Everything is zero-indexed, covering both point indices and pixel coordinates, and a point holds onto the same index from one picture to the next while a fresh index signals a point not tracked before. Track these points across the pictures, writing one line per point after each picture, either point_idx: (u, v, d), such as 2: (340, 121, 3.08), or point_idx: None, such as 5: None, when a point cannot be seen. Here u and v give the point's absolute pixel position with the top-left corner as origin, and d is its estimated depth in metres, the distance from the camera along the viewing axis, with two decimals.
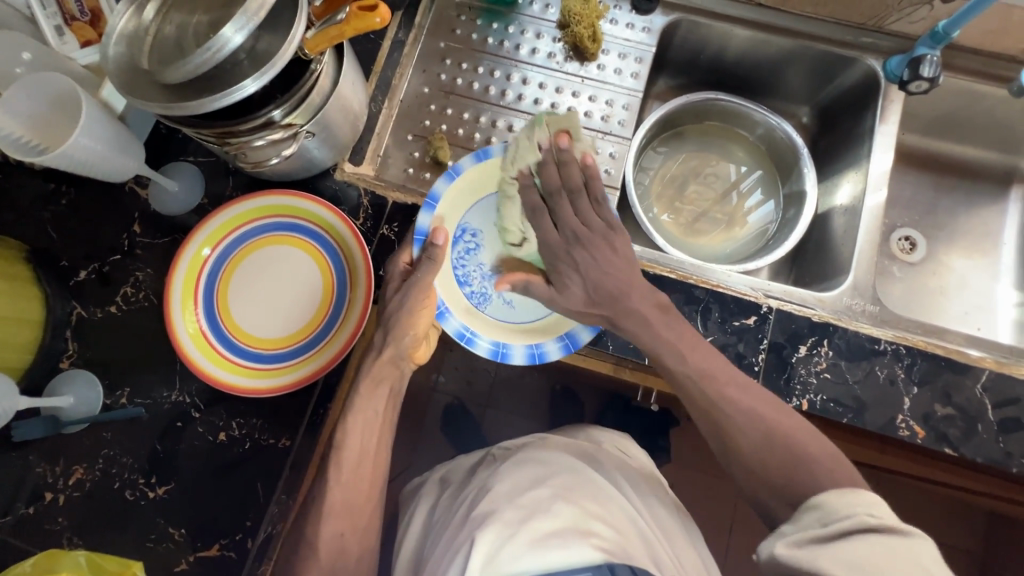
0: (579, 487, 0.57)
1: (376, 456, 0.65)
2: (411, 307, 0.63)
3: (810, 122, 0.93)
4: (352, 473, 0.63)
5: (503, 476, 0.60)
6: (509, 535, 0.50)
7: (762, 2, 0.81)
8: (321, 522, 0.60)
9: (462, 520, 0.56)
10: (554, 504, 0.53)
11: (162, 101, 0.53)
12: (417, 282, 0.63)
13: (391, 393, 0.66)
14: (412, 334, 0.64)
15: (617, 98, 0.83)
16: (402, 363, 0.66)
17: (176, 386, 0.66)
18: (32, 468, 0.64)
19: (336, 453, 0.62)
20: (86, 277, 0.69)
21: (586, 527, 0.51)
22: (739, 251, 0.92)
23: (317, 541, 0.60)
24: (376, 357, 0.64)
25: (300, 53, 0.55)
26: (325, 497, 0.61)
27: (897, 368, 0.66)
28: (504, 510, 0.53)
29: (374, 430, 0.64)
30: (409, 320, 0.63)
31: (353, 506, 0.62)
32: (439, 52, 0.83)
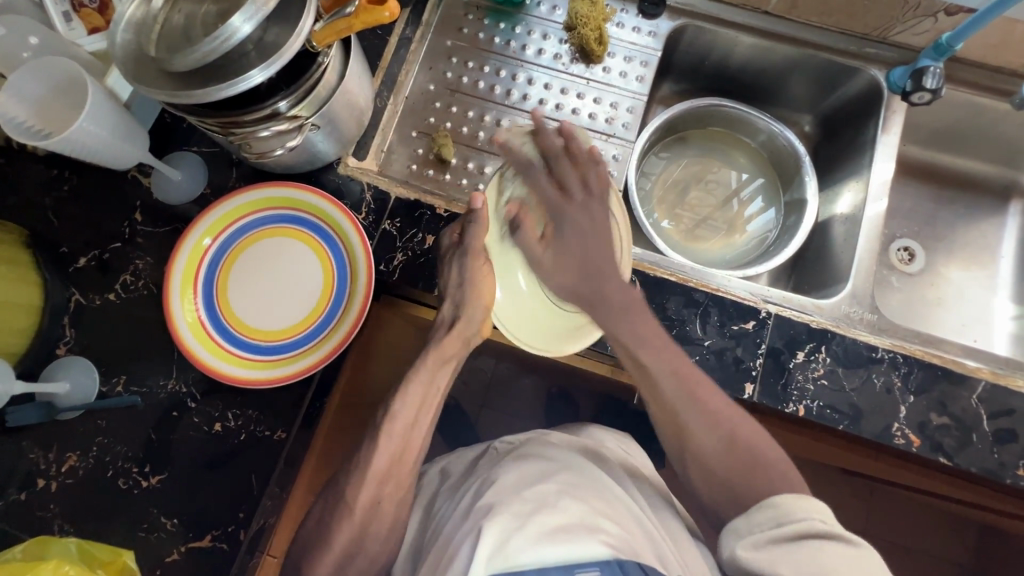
0: (584, 484, 0.57)
1: (426, 423, 0.62)
2: (471, 277, 0.64)
3: (812, 131, 0.94)
4: (401, 441, 0.60)
5: (508, 470, 0.60)
6: (518, 526, 0.49)
7: (768, 9, 0.82)
8: (361, 486, 0.58)
9: (461, 516, 0.56)
10: (561, 500, 0.53)
11: (168, 89, 0.53)
12: (471, 250, 0.63)
13: (455, 369, 0.65)
14: (481, 301, 0.64)
15: (622, 101, 0.83)
16: (473, 339, 0.65)
17: (172, 375, 0.66)
18: (25, 454, 0.64)
19: (384, 419, 0.60)
20: (85, 264, 0.69)
21: (595, 524, 0.50)
22: (739, 257, 0.92)
23: (356, 500, 0.58)
24: (449, 330, 0.63)
25: (307, 46, 0.56)
26: (370, 461, 0.59)
27: (894, 377, 0.66)
28: (512, 503, 0.52)
29: (431, 404, 0.62)
30: (475, 290, 0.64)
31: (396, 474, 0.60)
32: (445, 50, 0.83)
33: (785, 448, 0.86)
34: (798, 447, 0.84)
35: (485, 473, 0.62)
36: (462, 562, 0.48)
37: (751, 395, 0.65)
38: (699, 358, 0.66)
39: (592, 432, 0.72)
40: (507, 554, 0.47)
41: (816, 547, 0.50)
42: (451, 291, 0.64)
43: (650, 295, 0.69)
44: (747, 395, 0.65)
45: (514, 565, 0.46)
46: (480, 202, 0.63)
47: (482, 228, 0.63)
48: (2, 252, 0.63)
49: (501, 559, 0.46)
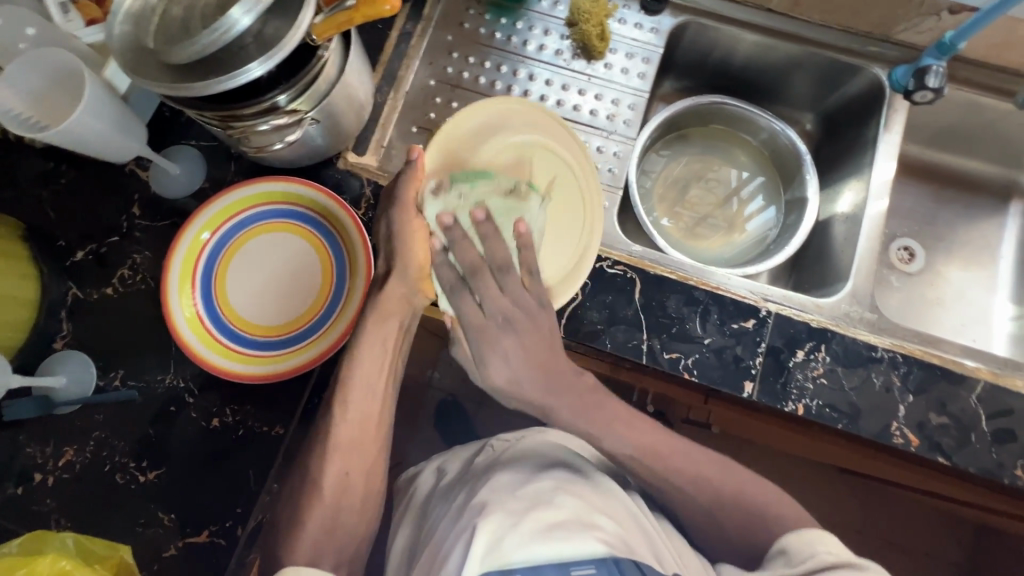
0: (580, 481, 0.57)
1: (385, 397, 0.64)
2: (400, 229, 0.61)
3: (813, 130, 0.93)
4: (360, 413, 0.62)
5: (504, 468, 0.60)
6: (513, 523, 0.49)
7: (771, 7, 0.82)
8: (326, 459, 0.60)
9: (458, 512, 0.56)
10: (556, 496, 0.52)
11: (165, 81, 0.53)
12: (399, 203, 0.61)
13: (404, 329, 0.64)
14: (415, 263, 0.62)
15: (623, 97, 0.83)
16: (413, 298, 0.63)
17: (170, 370, 0.66)
18: (22, 448, 0.63)
19: (342, 390, 0.61)
20: (82, 258, 0.68)
21: (590, 521, 0.50)
22: (738, 256, 0.92)
23: (322, 476, 0.60)
24: (383, 290, 0.62)
25: (308, 40, 0.56)
26: (331, 432, 0.61)
27: (894, 376, 0.66)
28: (507, 501, 0.52)
29: (379, 371, 0.62)
30: (404, 251, 0.61)
31: (361, 445, 0.62)
32: (446, 45, 0.82)
33: (783, 447, 0.86)
34: (796, 446, 0.85)
35: (482, 469, 0.62)
36: (456, 562, 0.47)
37: (750, 394, 0.65)
38: (699, 357, 0.66)
39: None
40: (500, 551, 0.46)
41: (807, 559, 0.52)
42: (381, 246, 0.63)
43: (650, 293, 0.69)
44: (746, 394, 0.65)
45: (506, 563, 0.46)
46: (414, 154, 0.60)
47: (412, 179, 0.61)
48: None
49: (494, 556, 0.46)
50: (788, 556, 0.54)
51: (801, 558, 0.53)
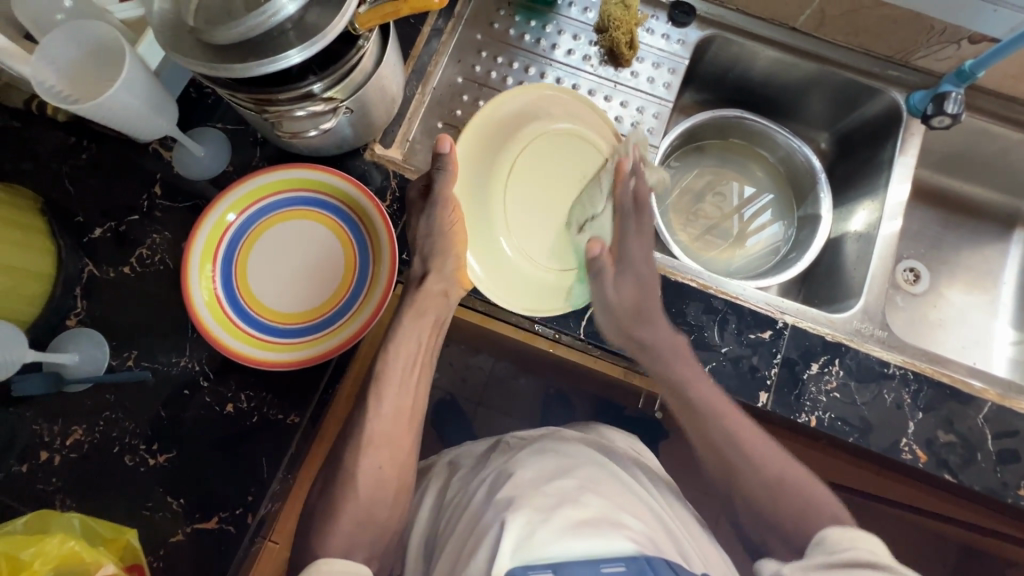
0: (604, 480, 0.57)
1: (416, 386, 0.65)
2: (440, 226, 0.66)
3: (827, 149, 0.95)
4: (394, 403, 0.63)
5: (525, 464, 0.59)
6: (543, 519, 0.49)
7: (797, 26, 0.83)
8: (362, 453, 0.60)
9: (478, 508, 0.56)
10: (584, 496, 0.53)
11: (204, 61, 0.53)
12: (441, 200, 0.65)
13: (438, 322, 0.68)
14: (455, 257, 0.67)
15: (647, 106, 0.84)
16: (451, 291, 0.67)
17: (186, 353, 0.65)
18: (29, 425, 0.62)
19: (378, 384, 0.63)
20: (100, 235, 0.67)
21: (618, 520, 0.51)
22: (749, 268, 0.93)
23: (358, 469, 0.60)
24: (424, 287, 0.66)
25: (352, 31, 0.56)
26: (365, 427, 0.61)
27: (904, 393, 0.67)
28: (533, 497, 0.52)
29: (415, 361, 0.65)
30: (447, 241, 0.66)
31: (394, 439, 0.62)
32: (475, 44, 0.83)
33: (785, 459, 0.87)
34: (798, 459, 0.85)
35: (499, 465, 0.62)
36: (485, 557, 0.47)
37: (764, 404, 0.66)
38: (716, 365, 0.67)
39: (605, 433, 0.72)
40: (533, 545, 0.47)
41: (849, 549, 0.51)
42: (420, 242, 0.67)
43: (670, 299, 0.69)
44: (761, 403, 0.66)
45: (541, 557, 0.46)
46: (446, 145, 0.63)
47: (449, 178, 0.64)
48: (13, 216, 0.61)
49: (527, 551, 0.46)
50: (825, 546, 0.52)
51: (840, 548, 0.51)
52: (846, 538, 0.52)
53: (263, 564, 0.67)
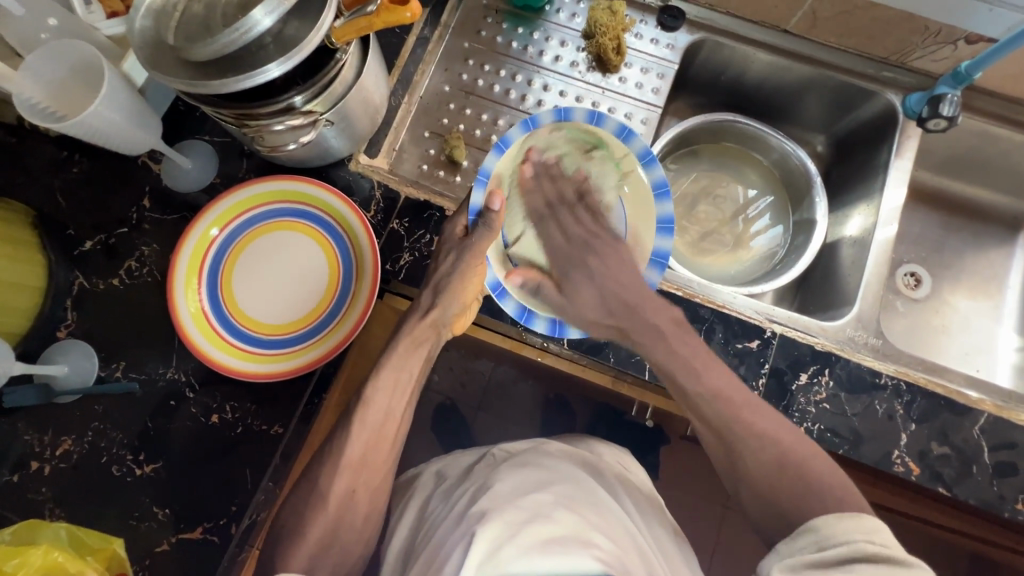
0: (580, 497, 0.57)
1: (403, 416, 0.65)
2: (461, 271, 0.64)
3: (823, 153, 0.94)
4: (375, 429, 0.62)
5: (503, 476, 0.60)
6: (513, 533, 0.49)
7: (788, 28, 0.82)
8: (337, 475, 0.60)
9: (454, 521, 0.55)
10: (556, 511, 0.53)
11: (183, 77, 0.53)
12: (469, 250, 0.63)
13: (428, 356, 0.67)
14: (460, 302, 0.65)
15: (636, 112, 0.83)
16: (444, 328, 0.67)
17: (172, 364, 0.66)
18: (20, 435, 0.64)
19: (362, 409, 0.62)
20: (91, 248, 0.69)
21: (587, 538, 0.50)
22: (745, 273, 0.92)
23: (330, 490, 0.60)
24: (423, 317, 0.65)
25: (330, 44, 0.56)
26: (344, 449, 0.61)
27: (897, 404, 0.65)
28: (507, 510, 0.52)
29: (401, 390, 0.64)
30: (459, 286, 0.65)
31: (370, 464, 0.62)
32: (462, 52, 0.83)
33: None
34: None
35: (480, 478, 0.62)
36: (453, 565, 0.47)
37: None
38: None
39: (590, 445, 0.72)
40: (498, 562, 0.46)
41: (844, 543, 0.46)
42: (435, 278, 0.65)
43: None
44: None
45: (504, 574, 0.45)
46: (496, 203, 0.63)
47: (488, 234, 0.63)
48: (3, 231, 0.62)
49: (491, 566, 0.46)
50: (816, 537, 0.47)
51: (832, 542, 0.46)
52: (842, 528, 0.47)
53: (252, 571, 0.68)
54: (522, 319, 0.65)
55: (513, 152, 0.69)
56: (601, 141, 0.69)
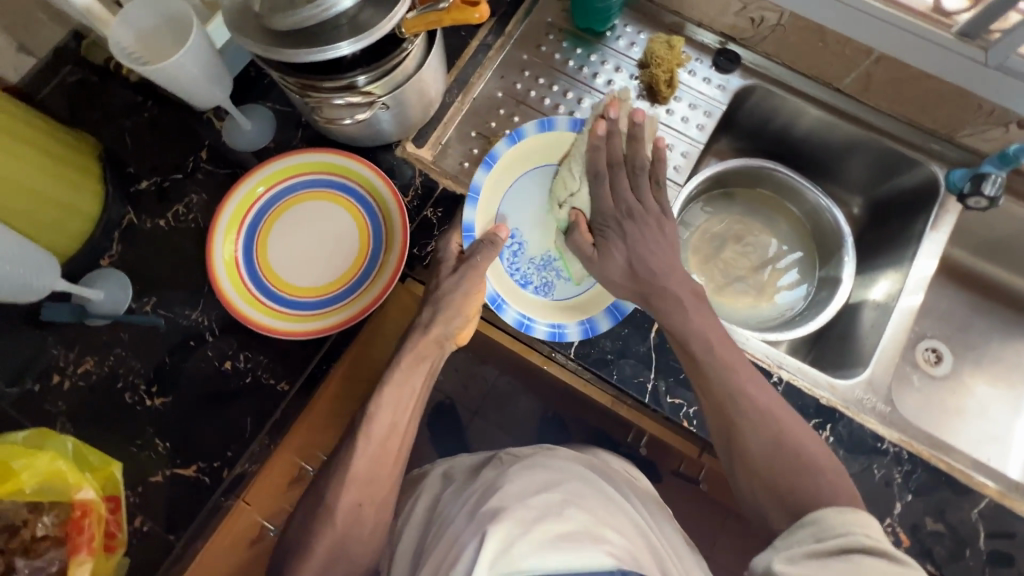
0: (590, 496, 0.58)
1: (407, 429, 0.64)
2: (462, 288, 0.66)
3: (858, 216, 0.94)
4: (379, 443, 0.61)
5: (514, 478, 0.61)
6: (524, 531, 0.50)
7: (840, 87, 0.83)
8: (343, 489, 0.59)
9: (463, 523, 0.56)
10: (566, 509, 0.53)
11: (260, 42, 0.58)
12: (473, 266, 0.66)
13: (430, 371, 0.67)
14: (462, 315, 0.66)
15: (677, 144, 0.84)
16: (445, 341, 0.66)
17: (198, 307, 0.69)
18: (49, 348, 0.68)
19: (367, 424, 0.61)
20: (145, 188, 0.73)
21: (599, 534, 0.51)
22: (762, 321, 0.91)
23: (337, 504, 0.59)
24: (423, 333, 0.65)
25: (400, 33, 0.60)
26: (350, 466, 0.60)
27: (895, 472, 0.65)
28: (516, 509, 0.53)
29: (406, 406, 0.63)
30: (463, 301, 0.66)
31: (377, 481, 0.61)
32: (520, 63, 0.86)
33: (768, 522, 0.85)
34: None
35: (490, 480, 0.64)
36: (468, 562, 0.48)
37: None
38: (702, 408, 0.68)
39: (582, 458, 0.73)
40: (511, 558, 0.47)
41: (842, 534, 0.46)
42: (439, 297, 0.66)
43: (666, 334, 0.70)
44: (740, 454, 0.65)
45: (517, 570, 0.46)
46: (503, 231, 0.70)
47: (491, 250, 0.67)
48: (46, 146, 0.63)
49: (506, 563, 0.46)
50: (819, 528, 0.48)
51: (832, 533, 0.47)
52: (841, 520, 0.47)
53: (225, 538, 0.63)
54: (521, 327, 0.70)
55: (501, 164, 0.76)
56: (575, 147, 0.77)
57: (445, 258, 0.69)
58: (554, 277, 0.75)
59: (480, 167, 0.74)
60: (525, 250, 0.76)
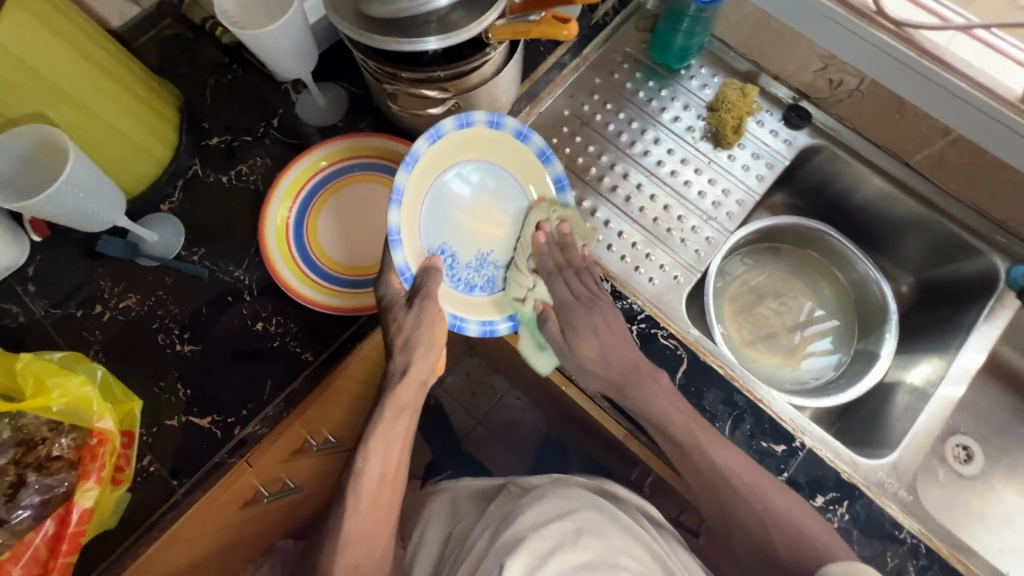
0: (602, 520, 0.64)
1: (397, 473, 0.64)
2: (428, 321, 0.63)
3: (905, 296, 0.92)
4: (370, 496, 0.61)
5: (526, 508, 0.66)
6: (540, 563, 0.57)
7: (910, 162, 0.81)
8: (339, 549, 0.59)
9: (487, 548, 0.64)
10: (579, 538, 0.60)
11: (352, 25, 0.60)
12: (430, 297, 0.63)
13: (413, 415, 0.66)
14: (436, 348, 0.65)
15: (734, 190, 0.83)
16: (426, 379, 0.66)
17: (242, 265, 0.71)
18: (97, 279, 0.70)
19: (356, 480, 0.61)
20: (215, 144, 0.76)
21: (613, 561, 0.57)
22: (788, 382, 0.89)
23: (333, 568, 0.59)
24: (402, 381, 0.63)
25: (485, 37, 0.61)
26: (342, 525, 0.60)
27: (910, 564, 0.62)
28: (532, 540, 0.60)
29: (395, 455, 0.63)
30: (431, 335, 0.64)
31: (371, 534, 0.61)
32: (591, 85, 0.87)
33: None
34: None
35: (502, 512, 0.70)
36: None
37: None
38: None
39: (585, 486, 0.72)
40: None
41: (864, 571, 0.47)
42: (398, 342, 0.63)
43: (693, 377, 0.68)
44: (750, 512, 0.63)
45: None
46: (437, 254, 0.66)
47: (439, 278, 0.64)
48: (119, 74, 0.64)
49: None
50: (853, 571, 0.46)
51: None
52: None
53: (222, 495, 0.63)
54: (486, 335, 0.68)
55: (408, 191, 0.65)
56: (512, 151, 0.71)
57: (393, 302, 0.63)
58: (488, 278, 0.71)
59: (389, 206, 0.62)
60: (460, 260, 0.70)
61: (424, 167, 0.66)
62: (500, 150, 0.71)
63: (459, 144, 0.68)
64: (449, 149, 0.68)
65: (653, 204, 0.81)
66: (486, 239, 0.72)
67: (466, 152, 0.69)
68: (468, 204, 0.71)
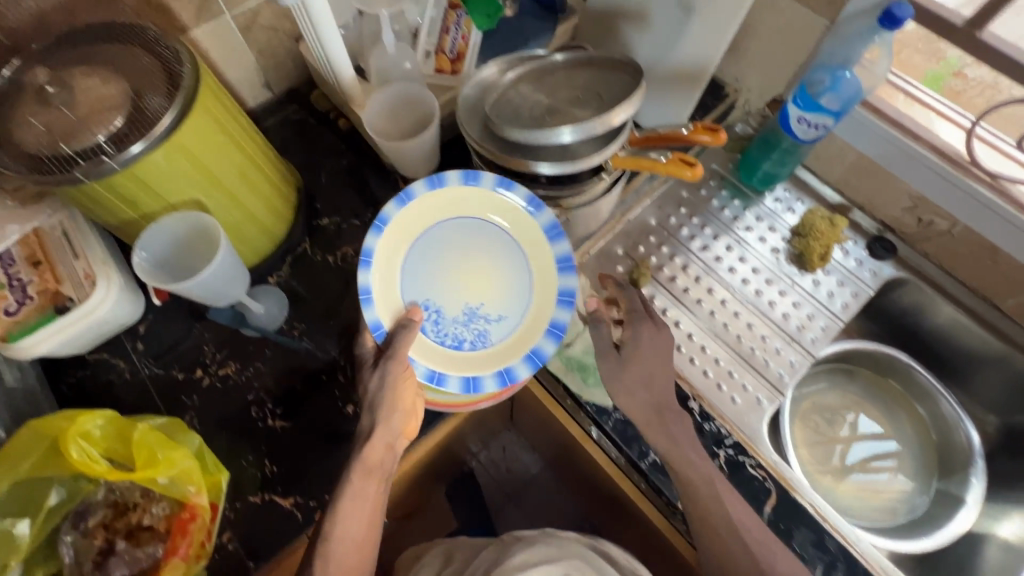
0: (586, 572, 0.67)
1: (366, 538, 0.59)
2: (391, 384, 0.61)
3: (984, 438, 0.89)
4: (339, 562, 0.56)
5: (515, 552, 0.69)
6: None
7: (999, 306, 0.81)
8: None
9: None
10: None
11: (479, 142, 0.66)
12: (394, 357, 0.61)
13: (383, 479, 0.61)
14: (399, 412, 0.62)
15: (818, 316, 0.83)
16: (395, 444, 0.62)
17: (339, 345, 0.74)
18: (202, 344, 0.74)
19: (323, 547, 0.56)
20: (326, 225, 0.81)
21: None
22: (864, 515, 0.84)
23: None
24: (369, 442, 0.60)
25: (602, 164, 0.64)
26: None
27: None
28: None
29: (366, 520, 0.59)
30: (396, 396, 0.61)
31: None
32: (679, 198, 0.90)
33: None
34: None
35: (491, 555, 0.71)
36: None
37: None
38: None
39: None
40: None
41: None
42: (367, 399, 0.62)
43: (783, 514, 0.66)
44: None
45: None
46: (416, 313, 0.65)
47: (408, 337, 0.62)
48: (261, 163, 0.69)
49: None
50: None
51: None
52: None
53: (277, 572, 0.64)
54: (468, 390, 0.64)
55: (386, 254, 0.67)
56: (485, 196, 0.69)
57: (365, 358, 0.65)
58: (482, 328, 0.67)
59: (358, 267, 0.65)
60: (445, 315, 0.68)
61: (400, 229, 0.68)
62: (481, 205, 0.69)
63: (433, 206, 0.69)
64: (426, 208, 0.69)
65: (737, 321, 0.82)
66: (474, 289, 0.69)
67: (450, 211, 0.69)
68: (454, 258, 0.69)
